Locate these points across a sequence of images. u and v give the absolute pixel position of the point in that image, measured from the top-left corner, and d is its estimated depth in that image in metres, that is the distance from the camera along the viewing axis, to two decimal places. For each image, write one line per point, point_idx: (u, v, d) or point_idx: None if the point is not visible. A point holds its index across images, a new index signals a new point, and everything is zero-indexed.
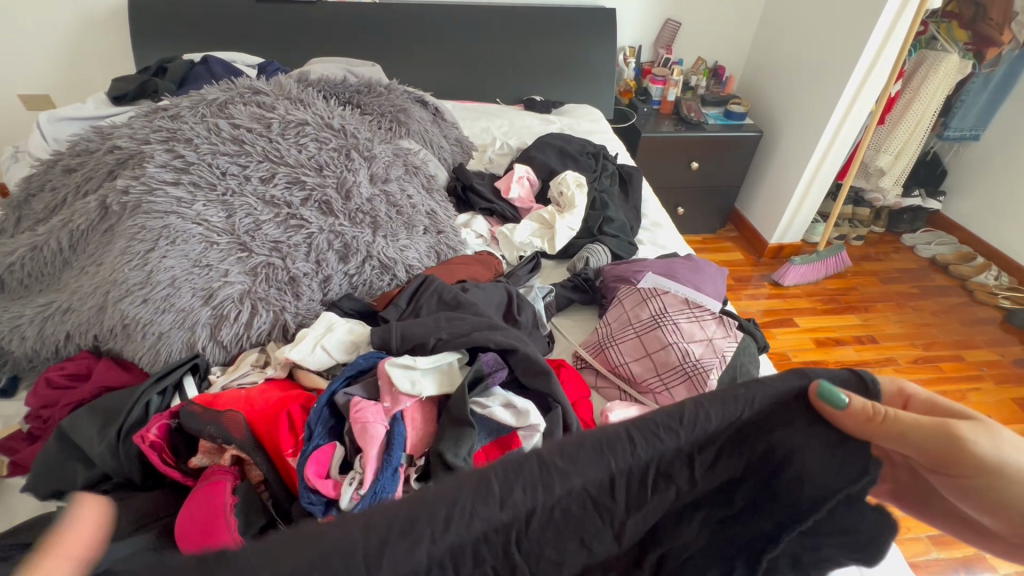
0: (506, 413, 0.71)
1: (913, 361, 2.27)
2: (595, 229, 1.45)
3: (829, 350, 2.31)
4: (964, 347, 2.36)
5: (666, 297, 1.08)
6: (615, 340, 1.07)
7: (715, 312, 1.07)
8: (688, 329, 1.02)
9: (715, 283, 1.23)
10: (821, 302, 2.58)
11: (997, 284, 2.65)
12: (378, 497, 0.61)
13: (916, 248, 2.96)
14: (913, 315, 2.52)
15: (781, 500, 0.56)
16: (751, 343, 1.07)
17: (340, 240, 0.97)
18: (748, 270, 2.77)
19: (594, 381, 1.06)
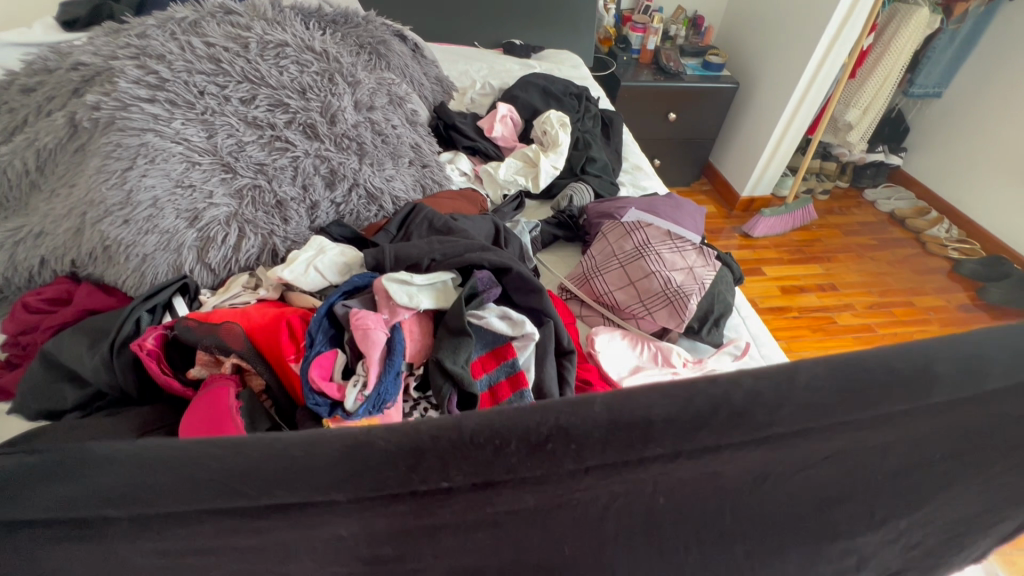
0: (501, 324, 0.74)
1: (869, 307, 2.42)
2: (578, 169, 1.46)
3: (794, 298, 2.43)
4: (915, 294, 2.52)
5: (649, 230, 1.12)
6: (599, 271, 1.10)
7: (695, 243, 1.11)
8: (670, 258, 1.06)
9: (694, 219, 1.27)
10: (787, 253, 2.69)
11: (947, 236, 2.80)
12: (382, 398, 0.63)
13: (877, 203, 3.09)
14: (871, 265, 2.66)
15: None
16: (727, 273, 1.12)
17: (326, 165, 0.96)
18: (720, 222, 2.85)
19: (579, 311, 1.10)
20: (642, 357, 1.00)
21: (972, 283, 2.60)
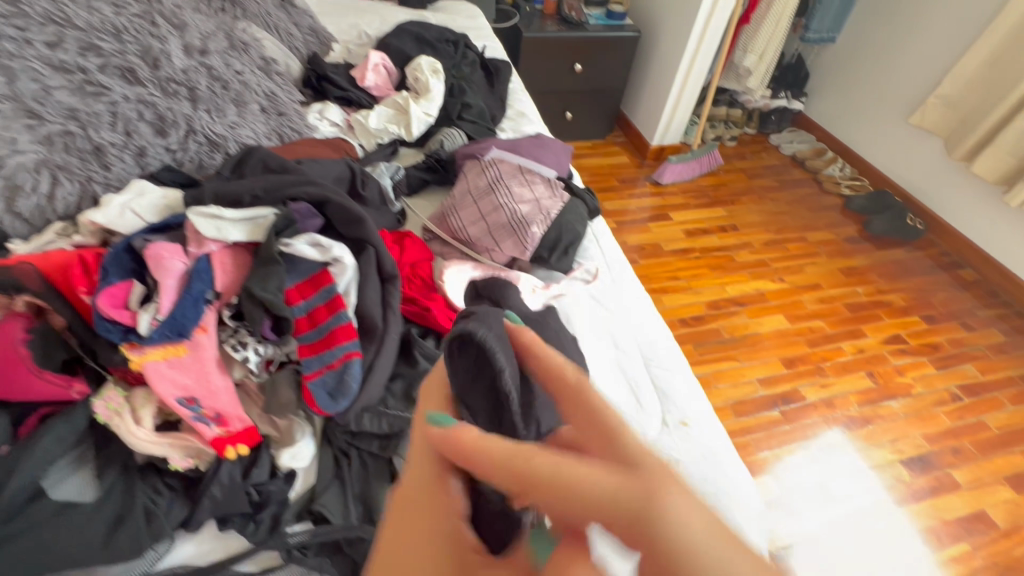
0: (310, 249, 0.77)
1: (765, 244, 2.58)
2: (454, 115, 1.49)
3: (698, 240, 2.55)
4: (809, 230, 2.69)
5: (502, 167, 1.16)
6: (456, 209, 1.14)
7: (546, 177, 1.17)
8: (518, 192, 1.11)
9: (558, 157, 1.32)
10: (695, 198, 2.81)
11: (841, 175, 2.99)
12: (177, 322, 0.67)
13: (781, 147, 3.25)
14: (770, 206, 2.83)
15: None
16: (579, 205, 1.18)
17: (152, 110, 0.94)
18: (633, 172, 2.93)
19: (440, 250, 1.14)
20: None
21: (860, 217, 2.80)
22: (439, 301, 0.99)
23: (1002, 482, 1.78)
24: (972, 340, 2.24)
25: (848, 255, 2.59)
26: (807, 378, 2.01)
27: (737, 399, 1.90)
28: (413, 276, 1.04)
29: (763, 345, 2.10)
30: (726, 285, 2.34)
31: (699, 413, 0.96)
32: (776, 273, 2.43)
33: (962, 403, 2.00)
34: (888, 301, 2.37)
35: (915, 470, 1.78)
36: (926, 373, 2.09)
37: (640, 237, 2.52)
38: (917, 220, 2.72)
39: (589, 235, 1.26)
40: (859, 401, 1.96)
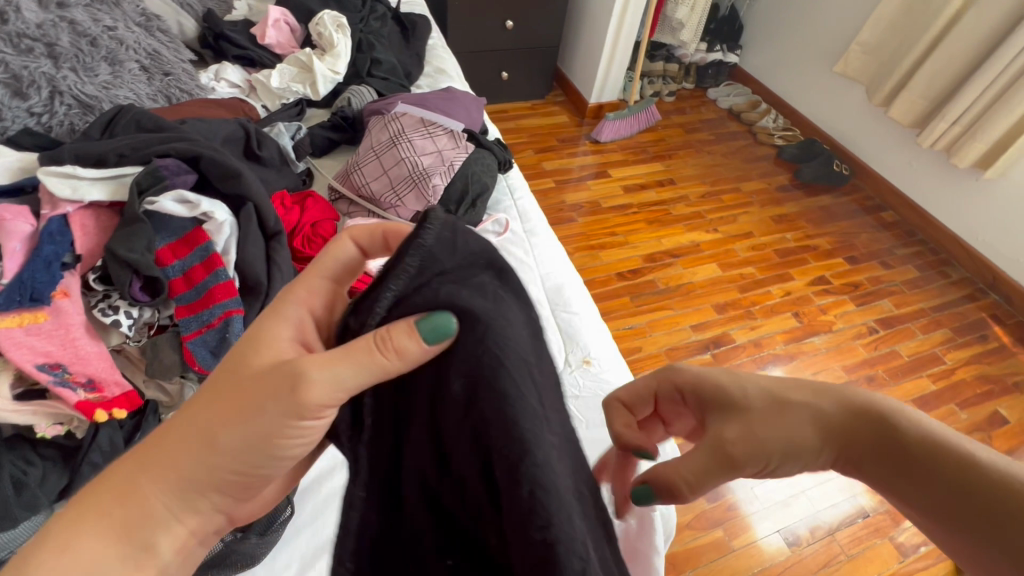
0: (176, 206, 0.75)
1: (701, 196, 2.63)
2: (364, 73, 1.44)
3: (636, 195, 2.59)
4: (743, 181, 2.77)
5: (404, 119, 1.14)
6: (359, 165, 1.11)
7: (450, 129, 1.15)
8: (421, 144, 1.10)
9: (468, 110, 1.30)
10: (634, 155, 2.83)
11: (774, 126, 3.07)
12: (26, 284, 0.65)
13: (718, 101, 3.29)
14: (707, 159, 2.88)
15: None
16: (488, 156, 1.18)
17: (5, 71, 0.89)
18: (572, 131, 2.91)
19: (347, 209, 1.12)
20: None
21: (791, 166, 2.89)
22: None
23: (910, 403, 1.93)
24: (890, 277, 2.38)
25: (780, 203, 2.68)
26: (737, 321, 2.10)
27: (670, 346, 1.98)
28: (314, 236, 1.02)
29: (697, 294, 2.18)
30: (663, 238, 2.39)
31: (601, 350, 0.99)
32: (711, 224, 2.50)
33: (878, 335, 2.13)
34: (815, 245, 2.48)
35: None
36: (847, 310, 2.22)
37: (580, 195, 2.53)
38: (844, 166, 2.83)
39: (502, 187, 1.26)
40: (785, 339, 2.07)
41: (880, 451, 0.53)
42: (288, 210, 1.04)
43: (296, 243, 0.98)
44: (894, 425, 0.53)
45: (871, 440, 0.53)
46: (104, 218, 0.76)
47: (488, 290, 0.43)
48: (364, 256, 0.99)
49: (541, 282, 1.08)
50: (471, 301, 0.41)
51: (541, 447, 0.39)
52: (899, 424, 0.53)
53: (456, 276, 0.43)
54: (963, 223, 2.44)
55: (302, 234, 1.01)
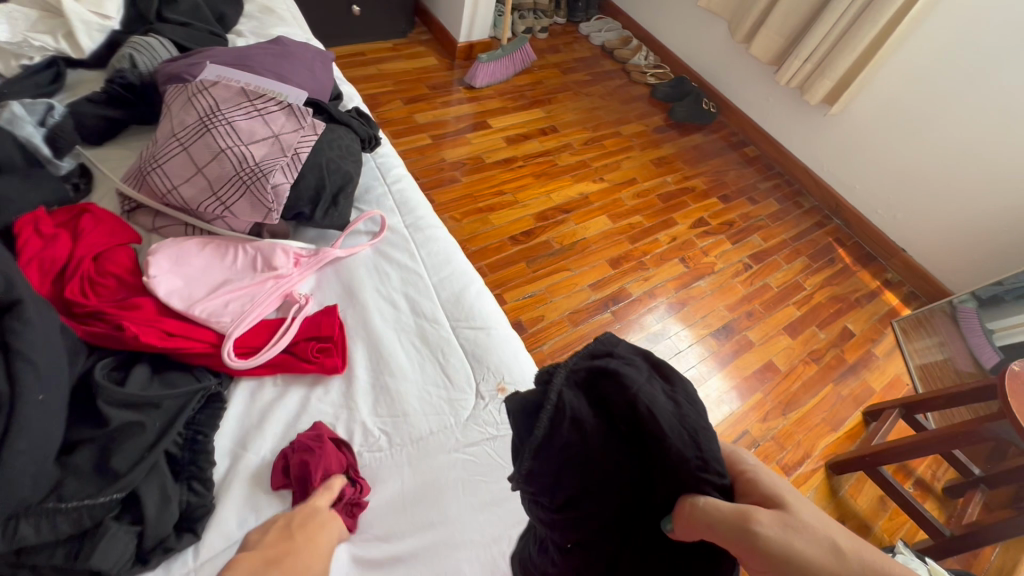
0: None
1: (584, 143, 2.54)
2: (151, 17, 1.06)
3: (520, 146, 2.41)
4: (623, 123, 2.71)
5: (216, 91, 0.82)
6: (156, 160, 0.79)
7: (286, 101, 0.85)
8: (247, 127, 0.80)
9: (310, 70, 1.00)
10: (512, 101, 2.61)
11: (646, 64, 3.03)
12: None
13: (590, 36, 3.15)
14: (586, 102, 2.77)
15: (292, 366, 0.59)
16: (346, 136, 0.91)
17: None
18: (443, 75, 2.60)
19: (153, 224, 0.81)
20: (236, 268, 0.77)
21: (665, 106, 2.90)
22: (149, 309, 0.69)
23: (781, 332, 2.11)
24: (757, 213, 2.54)
25: (658, 145, 2.68)
26: (631, 274, 2.10)
27: (572, 309, 1.91)
28: (102, 275, 0.71)
29: (591, 250, 2.12)
30: (551, 193, 2.27)
31: (517, 369, 0.83)
32: (597, 172, 2.43)
33: (753, 271, 2.28)
34: (692, 186, 2.54)
35: (721, 338, 2.01)
36: (725, 249, 2.33)
37: (460, 151, 2.29)
38: (711, 104, 2.90)
39: (369, 171, 1.01)
40: (675, 287, 2.11)
41: None
42: (48, 239, 0.71)
43: (69, 291, 0.67)
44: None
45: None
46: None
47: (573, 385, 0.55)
48: (186, 297, 0.72)
49: (436, 292, 0.89)
50: (623, 371, 0.53)
51: (666, 409, 0.51)
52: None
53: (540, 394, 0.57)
54: (813, 156, 2.65)
55: (79, 275, 0.69)
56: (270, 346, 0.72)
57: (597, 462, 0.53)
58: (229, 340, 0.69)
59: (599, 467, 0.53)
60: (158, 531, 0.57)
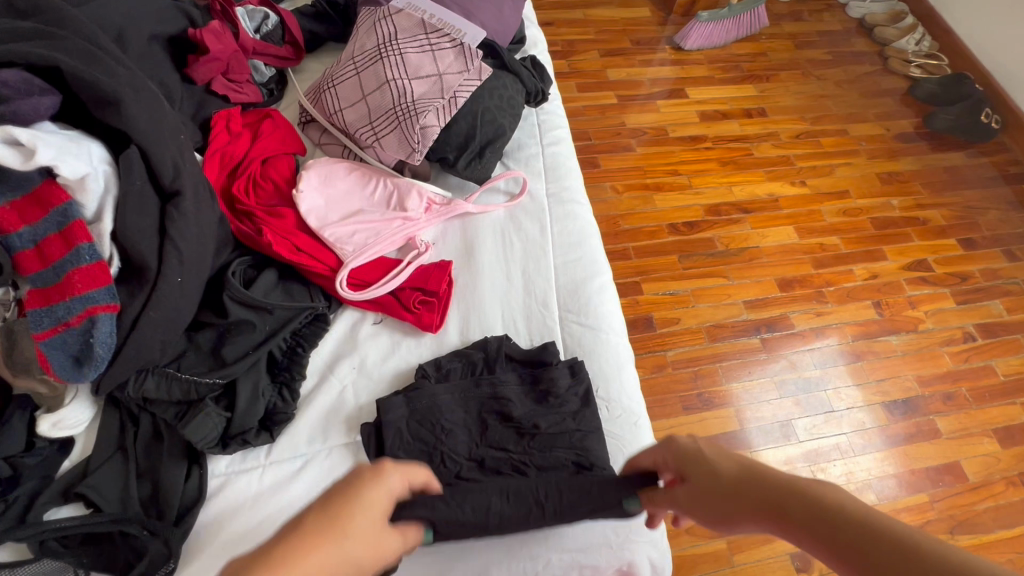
0: (7, 155, 0.50)
1: (795, 137, 2.13)
2: None
3: (714, 125, 2.12)
4: (854, 121, 2.21)
5: (398, 20, 0.81)
6: (333, 79, 0.82)
7: (461, 40, 0.82)
8: (415, 62, 0.78)
9: (498, 7, 0.94)
10: (723, 71, 2.28)
11: (915, 51, 2.39)
12: None
13: (848, 7, 2.57)
14: (814, 86, 2.30)
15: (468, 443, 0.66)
16: (510, 86, 0.85)
17: None
18: (652, 30, 2.36)
19: (318, 139, 0.85)
20: (370, 199, 0.79)
21: (923, 108, 2.28)
22: (290, 222, 0.74)
23: (988, 434, 1.61)
24: (1011, 273, 1.91)
25: (895, 157, 2.14)
26: (801, 303, 1.76)
27: (715, 322, 1.69)
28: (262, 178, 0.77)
29: (760, 263, 1.82)
30: (734, 185, 1.97)
31: (612, 384, 0.75)
32: (800, 174, 2.04)
33: (975, 345, 1.75)
34: (924, 218, 1.99)
35: (896, 414, 1.61)
36: (942, 307, 1.81)
37: (645, 118, 2.09)
38: (994, 117, 2.19)
39: (527, 126, 0.94)
40: (854, 334, 1.73)
41: (845, 536, 0.41)
42: (230, 136, 0.79)
43: (235, 188, 0.74)
44: (850, 519, 0.41)
45: (797, 513, 0.44)
46: (230, 41, 0.81)
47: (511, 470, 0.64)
48: (321, 218, 0.75)
49: (555, 274, 0.81)
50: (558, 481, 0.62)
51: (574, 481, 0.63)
52: (851, 514, 0.42)
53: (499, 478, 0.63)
54: None
55: (245, 174, 0.76)
56: (373, 288, 0.73)
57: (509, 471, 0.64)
58: (345, 270, 0.72)
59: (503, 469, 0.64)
60: (243, 425, 0.63)
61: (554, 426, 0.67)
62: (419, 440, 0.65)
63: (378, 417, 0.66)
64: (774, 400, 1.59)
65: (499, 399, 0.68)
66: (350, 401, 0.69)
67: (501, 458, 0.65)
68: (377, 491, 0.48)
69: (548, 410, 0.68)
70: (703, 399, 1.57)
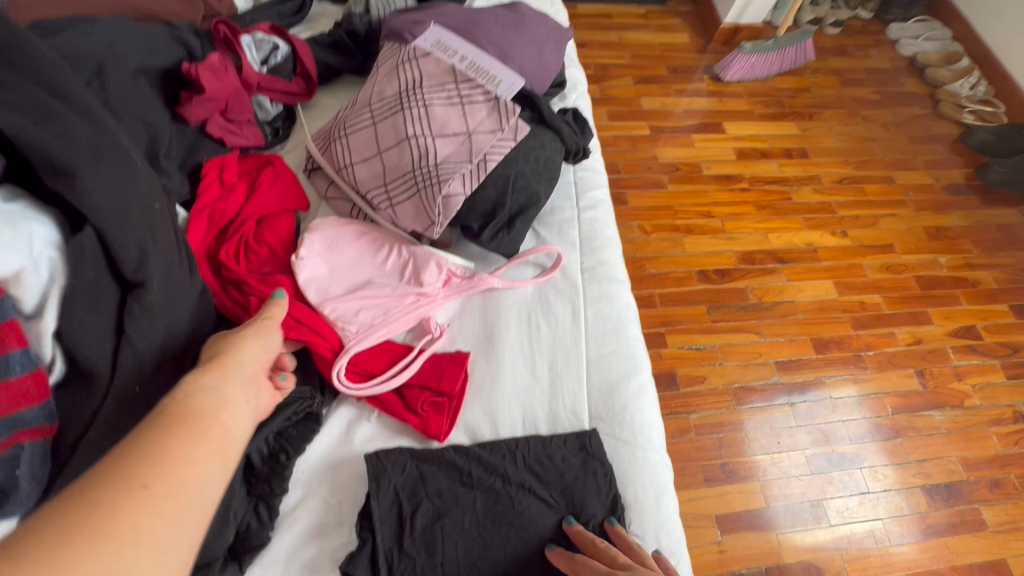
0: None
1: (837, 182, 2.00)
2: None
3: (751, 163, 1.99)
4: (901, 168, 2.08)
5: (425, 64, 0.70)
6: (345, 128, 0.71)
7: (495, 91, 0.71)
8: (441, 116, 0.67)
9: (538, 48, 0.82)
10: (763, 105, 2.16)
11: (969, 95, 2.25)
12: None
13: (898, 44, 2.44)
14: (860, 128, 2.17)
15: (473, 495, 0.58)
16: (547, 144, 0.74)
17: None
18: (690, 57, 2.24)
19: (324, 191, 0.75)
20: (380, 269, 0.68)
21: (976, 158, 2.14)
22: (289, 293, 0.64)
23: None
24: None
25: (944, 210, 2.00)
26: (837, 367, 1.63)
27: (744, 384, 1.56)
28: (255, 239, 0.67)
29: (794, 319, 1.69)
30: (770, 232, 1.84)
31: (647, 517, 0.62)
32: (841, 223, 1.90)
33: None
34: (973, 279, 1.85)
35: (937, 500, 1.47)
36: (991, 381, 1.67)
37: (677, 152, 1.97)
38: None
39: (562, 186, 0.83)
40: (895, 406, 1.59)
41: None
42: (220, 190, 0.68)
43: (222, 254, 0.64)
44: None
45: None
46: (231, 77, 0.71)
47: (515, 531, 0.57)
48: (323, 290, 0.65)
49: (587, 372, 0.69)
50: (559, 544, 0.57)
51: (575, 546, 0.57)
52: None
53: (500, 543, 0.56)
54: None
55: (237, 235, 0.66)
56: (374, 385, 0.61)
57: (514, 540, 0.56)
58: (345, 357, 0.60)
59: (508, 536, 0.56)
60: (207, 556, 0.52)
61: (562, 488, 0.60)
62: (408, 509, 0.56)
63: (370, 491, 0.57)
64: (804, 476, 1.45)
65: (504, 466, 0.60)
66: (335, 520, 0.57)
67: (503, 533, 0.56)
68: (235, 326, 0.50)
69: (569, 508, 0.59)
70: (726, 470, 1.44)
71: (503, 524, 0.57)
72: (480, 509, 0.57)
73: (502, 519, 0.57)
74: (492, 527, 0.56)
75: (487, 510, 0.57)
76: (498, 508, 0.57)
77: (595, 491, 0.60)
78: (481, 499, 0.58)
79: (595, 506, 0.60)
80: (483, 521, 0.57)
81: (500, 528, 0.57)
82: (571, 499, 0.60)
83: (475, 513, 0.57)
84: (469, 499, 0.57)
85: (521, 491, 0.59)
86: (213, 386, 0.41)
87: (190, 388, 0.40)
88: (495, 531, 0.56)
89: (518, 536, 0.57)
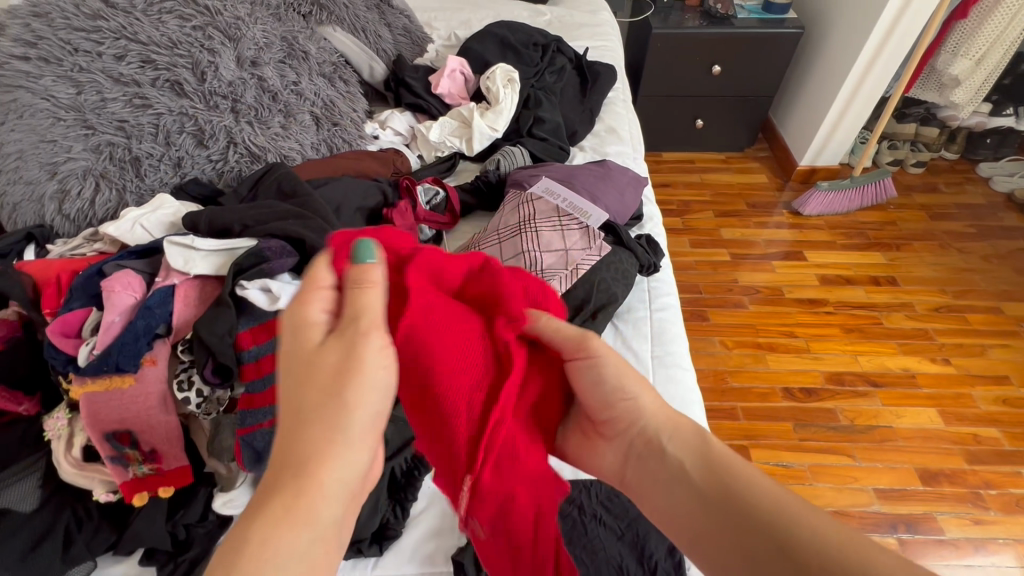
0: (261, 295, 0.72)
1: (934, 309, 1.99)
2: (524, 131, 1.37)
3: (836, 290, 2.06)
4: (1009, 299, 2.02)
5: (538, 204, 1.01)
6: (478, 245, 1.01)
7: (587, 222, 0.99)
8: (547, 238, 0.95)
9: (621, 193, 1.11)
10: (845, 237, 2.27)
11: None
12: (119, 371, 0.65)
13: (991, 181, 2.48)
14: (955, 259, 2.17)
15: (554, 518, 0.73)
16: (625, 259, 0.98)
17: (193, 123, 0.98)
18: (769, 195, 2.47)
19: None
20: None
21: None
22: (527, 465, 0.54)
23: None
24: None
25: None
26: (951, 504, 1.51)
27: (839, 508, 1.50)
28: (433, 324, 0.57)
29: (895, 447, 1.62)
30: (859, 354, 1.85)
31: None
32: (941, 350, 1.86)
33: None
34: None
35: None
36: None
37: (759, 277, 2.11)
38: None
39: (638, 292, 1.05)
40: None
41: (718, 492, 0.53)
42: (363, 251, 0.57)
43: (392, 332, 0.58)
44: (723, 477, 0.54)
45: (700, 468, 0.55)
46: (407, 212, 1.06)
47: (588, 551, 0.70)
48: None
49: None
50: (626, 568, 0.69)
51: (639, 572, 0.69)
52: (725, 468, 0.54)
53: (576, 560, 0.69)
54: None
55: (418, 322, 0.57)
56: None
57: (587, 558, 0.70)
58: None
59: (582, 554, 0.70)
60: (361, 534, 0.72)
61: (628, 523, 0.73)
62: None
63: None
64: None
65: (580, 499, 0.75)
66: (448, 526, 0.76)
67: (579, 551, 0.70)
68: (349, 396, 0.51)
69: (633, 540, 0.72)
70: None
71: (579, 544, 0.71)
72: (560, 530, 0.72)
73: (578, 540, 0.71)
74: (569, 546, 0.71)
75: (566, 533, 0.72)
76: (574, 531, 0.72)
77: (656, 529, 0.72)
78: (561, 522, 0.73)
79: (657, 541, 0.71)
80: (562, 540, 0.71)
81: (575, 547, 0.71)
82: (636, 533, 0.72)
83: (556, 533, 0.72)
84: (552, 521, 0.73)
85: (593, 520, 0.73)
86: (302, 486, 0.48)
87: (262, 532, 0.45)
88: (571, 549, 0.70)
89: (591, 555, 0.70)
